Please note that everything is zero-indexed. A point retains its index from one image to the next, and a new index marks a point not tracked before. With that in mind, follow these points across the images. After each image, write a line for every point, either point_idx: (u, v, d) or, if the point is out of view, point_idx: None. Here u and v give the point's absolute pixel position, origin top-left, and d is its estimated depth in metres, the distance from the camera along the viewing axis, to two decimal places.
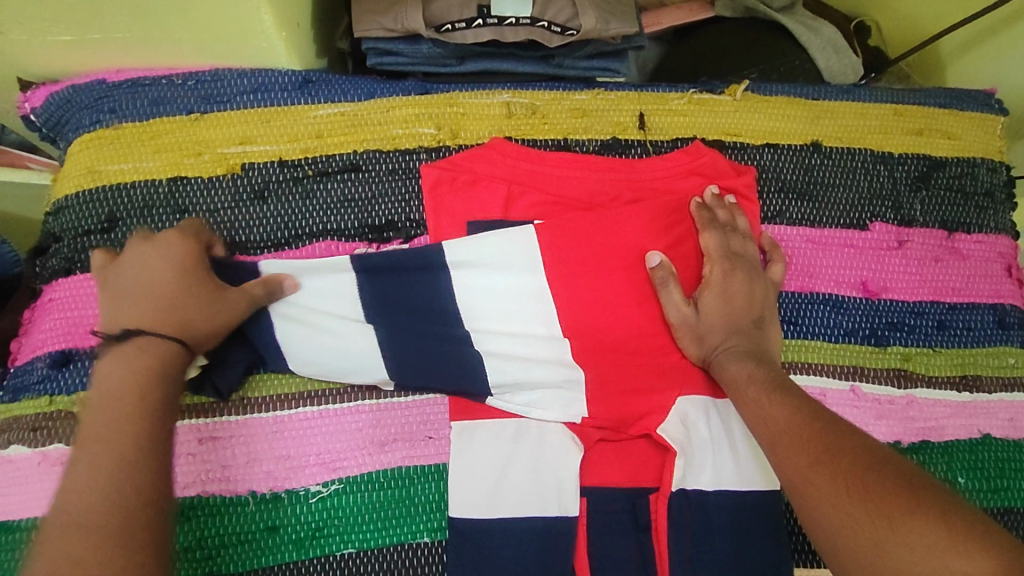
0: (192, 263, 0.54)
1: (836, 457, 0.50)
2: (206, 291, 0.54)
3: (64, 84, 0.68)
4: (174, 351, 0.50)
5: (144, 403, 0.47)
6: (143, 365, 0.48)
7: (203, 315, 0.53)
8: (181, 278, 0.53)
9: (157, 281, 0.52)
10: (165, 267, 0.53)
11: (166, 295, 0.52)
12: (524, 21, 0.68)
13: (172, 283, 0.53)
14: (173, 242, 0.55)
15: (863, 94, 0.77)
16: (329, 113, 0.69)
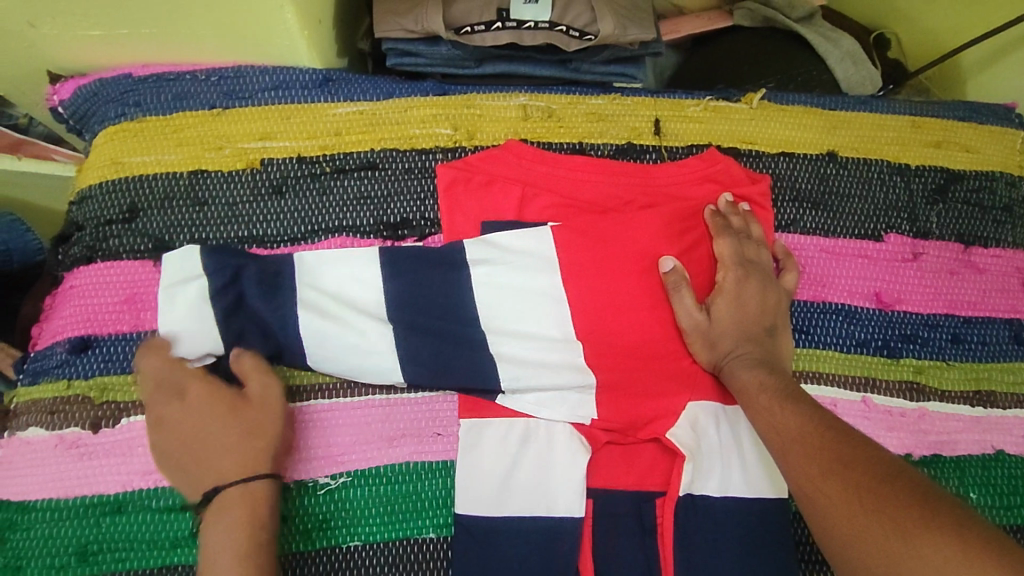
0: (216, 404, 0.55)
1: (850, 470, 0.49)
2: (245, 419, 0.55)
3: (92, 77, 0.70)
4: (253, 488, 0.53)
5: (251, 545, 0.51)
6: (234, 511, 0.51)
7: (258, 443, 0.54)
8: (218, 423, 0.54)
9: (201, 438, 0.54)
10: (201, 417, 0.55)
11: (217, 446, 0.54)
12: (542, 25, 0.69)
13: (214, 429, 0.54)
14: (196, 391, 0.56)
15: (881, 105, 0.77)
16: (348, 111, 0.70)
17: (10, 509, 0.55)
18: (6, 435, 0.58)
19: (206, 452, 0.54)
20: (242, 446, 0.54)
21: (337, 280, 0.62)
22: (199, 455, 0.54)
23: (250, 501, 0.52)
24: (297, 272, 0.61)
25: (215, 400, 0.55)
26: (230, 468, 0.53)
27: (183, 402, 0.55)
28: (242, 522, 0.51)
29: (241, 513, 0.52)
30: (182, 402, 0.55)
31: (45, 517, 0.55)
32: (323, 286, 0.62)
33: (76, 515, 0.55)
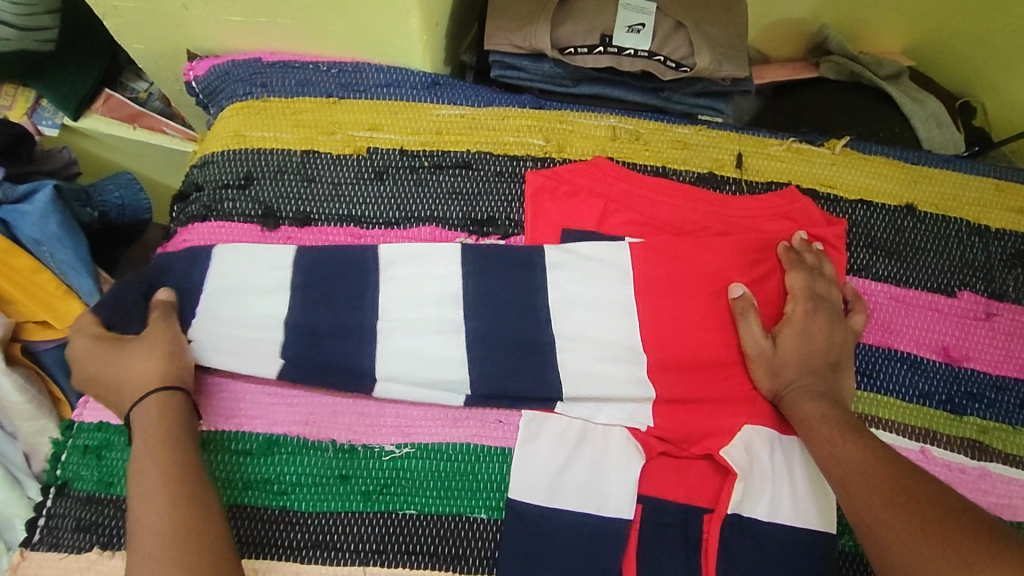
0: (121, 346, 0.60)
1: (912, 498, 0.51)
2: (144, 347, 0.59)
3: (226, 59, 0.77)
4: (145, 404, 0.57)
5: (163, 437, 0.55)
6: (149, 419, 0.56)
7: (156, 362, 0.58)
8: (118, 356, 0.59)
9: (112, 376, 0.59)
10: (99, 355, 0.60)
11: (120, 379, 0.58)
12: (642, 53, 0.73)
13: (121, 361, 0.59)
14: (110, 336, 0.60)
15: (964, 165, 0.78)
16: (450, 114, 0.75)
17: (110, 430, 0.61)
18: None
19: (114, 386, 0.58)
20: (136, 370, 0.58)
21: (416, 275, 0.66)
22: (113, 390, 0.58)
23: (149, 422, 0.56)
24: (378, 285, 0.65)
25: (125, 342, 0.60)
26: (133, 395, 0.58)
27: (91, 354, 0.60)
28: (147, 429, 0.55)
29: (149, 428, 0.56)
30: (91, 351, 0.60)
31: None
32: (401, 284, 0.65)
33: None
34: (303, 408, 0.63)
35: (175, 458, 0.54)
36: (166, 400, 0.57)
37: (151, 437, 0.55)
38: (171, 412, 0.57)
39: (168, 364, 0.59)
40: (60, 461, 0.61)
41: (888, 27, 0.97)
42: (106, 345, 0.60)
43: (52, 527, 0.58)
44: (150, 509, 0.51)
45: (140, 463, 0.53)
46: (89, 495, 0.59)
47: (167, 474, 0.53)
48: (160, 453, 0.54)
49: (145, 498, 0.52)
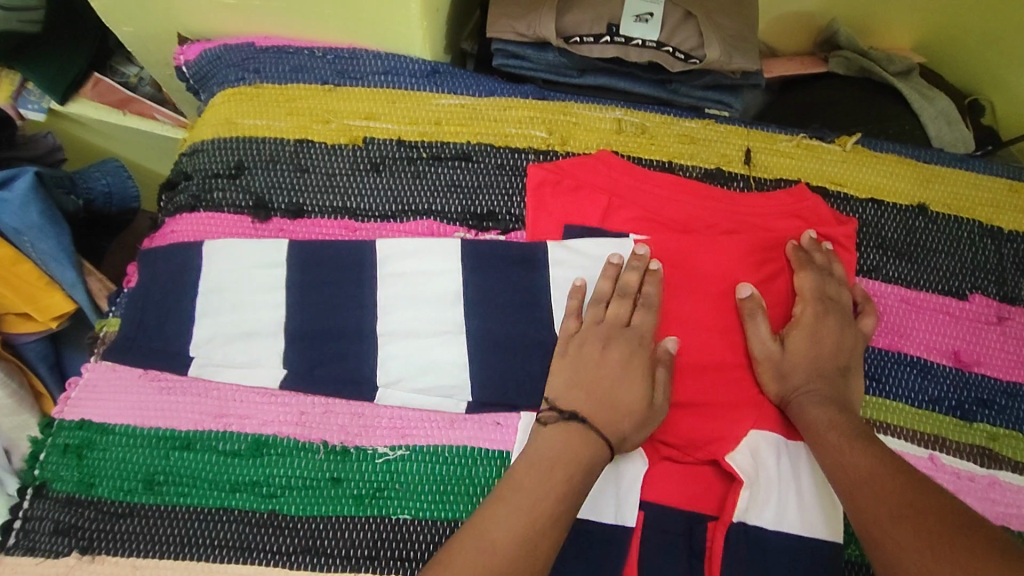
0: (624, 344, 0.60)
1: (921, 513, 0.49)
2: (620, 372, 0.59)
3: (217, 43, 0.74)
4: (574, 428, 0.56)
5: (570, 477, 0.53)
6: (557, 446, 0.55)
7: (631, 390, 0.58)
8: (612, 365, 0.59)
9: (602, 380, 0.59)
10: (612, 363, 0.59)
11: (618, 394, 0.58)
12: (649, 44, 0.70)
13: (606, 368, 0.59)
14: (618, 356, 0.59)
15: (977, 165, 0.76)
16: (451, 103, 0.72)
17: (91, 429, 0.61)
18: (93, 359, 0.64)
19: (614, 403, 0.58)
20: (653, 393, 0.59)
21: (411, 271, 0.64)
22: (590, 392, 0.58)
23: (563, 445, 0.55)
24: (377, 284, 0.63)
25: (634, 337, 0.60)
26: (588, 409, 0.57)
27: (603, 341, 0.60)
28: (564, 452, 0.55)
29: (550, 448, 0.55)
30: (599, 340, 0.60)
31: (122, 442, 0.60)
32: (404, 284, 0.63)
33: (148, 445, 0.60)
34: (294, 407, 0.61)
35: (559, 487, 0.52)
36: (580, 437, 0.56)
37: (549, 455, 0.54)
38: (586, 453, 0.55)
39: (641, 393, 0.58)
40: (38, 460, 0.60)
41: (898, 22, 0.95)
42: (608, 359, 0.59)
43: (28, 530, 0.58)
44: (502, 519, 0.50)
45: (532, 473, 0.53)
46: (68, 496, 0.59)
47: (543, 498, 0.51)
48: (544, 478, 0.53)
49: (502, 507, 0.51)
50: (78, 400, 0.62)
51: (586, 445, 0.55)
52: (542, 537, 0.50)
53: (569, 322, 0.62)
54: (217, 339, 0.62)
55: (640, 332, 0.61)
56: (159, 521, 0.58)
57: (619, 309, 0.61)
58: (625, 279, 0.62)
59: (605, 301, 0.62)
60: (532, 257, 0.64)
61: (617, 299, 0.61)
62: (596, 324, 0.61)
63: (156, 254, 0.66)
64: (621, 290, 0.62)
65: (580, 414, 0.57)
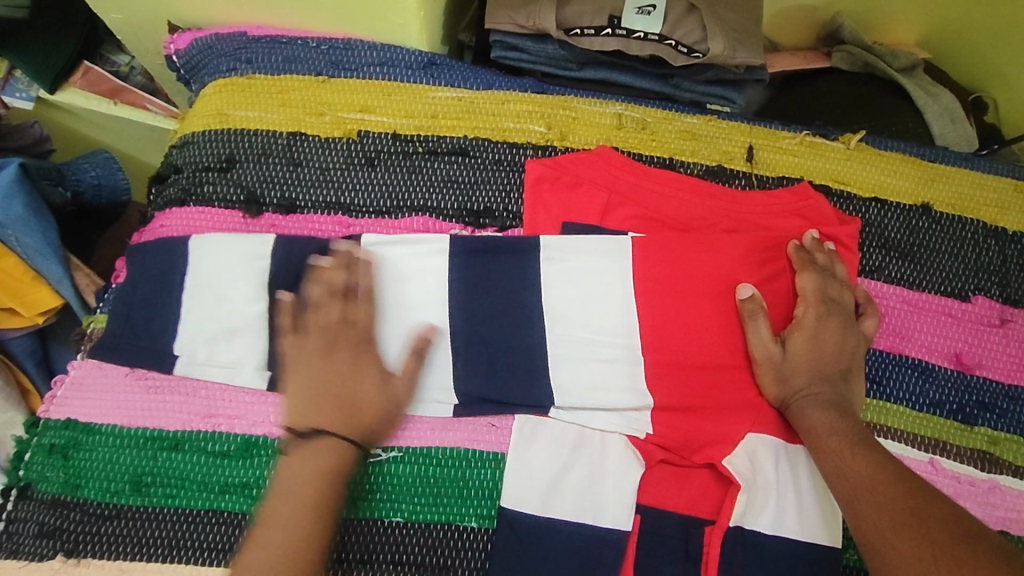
0: (348, 346, 0.58)
1: (923, 522, 0.48)
2: (336, 372, 0.57)
3: (209, 32, 0.72)
4: (320, 444, 0.54)
5: (322, 499, 0.52)
6: (308, 467, 0.53)
7: (372, 400, 0.57)
8: (330, 366, 0.57)
9: (335, 389, 0.56)
10: (328, 367, 0.57)
11: (352, 398, 0.57)
12: (652, 37, 0.69)
13: (327, 373, 0.57)
14: (332, 356, 0.57)
15: (982, 164, 0.75)
16: (448, 96, 0.70)
17: (77, 429, 0.59)
18: (81, 357, 0.62)
19: (341, 406, 0.56)
20: (395, 388, 0.58)
21: (405, 270, 0.62)
22: (318, 403, 0.56)
23: (309, 463, 0.53)
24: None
25: (356, 335, 0.59)
26: (324, 420, 0.55)
27: (325, 348, 0.58)
28: (312, 472, 0.53)
29: (296, 472, 0.53)
30: (321, 347, 0.58)
31: (107, 442, 0.59)
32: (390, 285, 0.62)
33: (136, 445, 0.59)
34: None
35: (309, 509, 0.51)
36: (328, 453, 0.54)
37: (297, 478, 0.53)
38: (345, 471, 0.54)
39: (371, 392, 0.57)
40: (23, 461, 0.59)
41: (904, 16, 0.93)
42: (332, 363, 0.57)
43: (12, 532, 0.57)
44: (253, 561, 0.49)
45: (280, 505, 0.51)
46: (53, 498, 0.58)
47: (300, 527, 0.50)
48: (296, 507, 0.51)
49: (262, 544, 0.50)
50: (65, 399, 0.60)
51: (333, 455, 0.54)
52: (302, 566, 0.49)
53: (289, 336, 0.59)
54: (205, 336, 0.61)
55: (361, 330, 0.59)
56: (146, 523, 0.57)
57: (334, 311, 0.59)
58: (335, 276, 0.60)
59: (320, 305, 0.59)
60: (526, 255, 0.63)
61: (339, 301, 0.59)
62: (319, 330, 0.58)
63: (143, 247, 0.64)
64: (340, 291, 0.59)
65: (325, 428, 0.55)
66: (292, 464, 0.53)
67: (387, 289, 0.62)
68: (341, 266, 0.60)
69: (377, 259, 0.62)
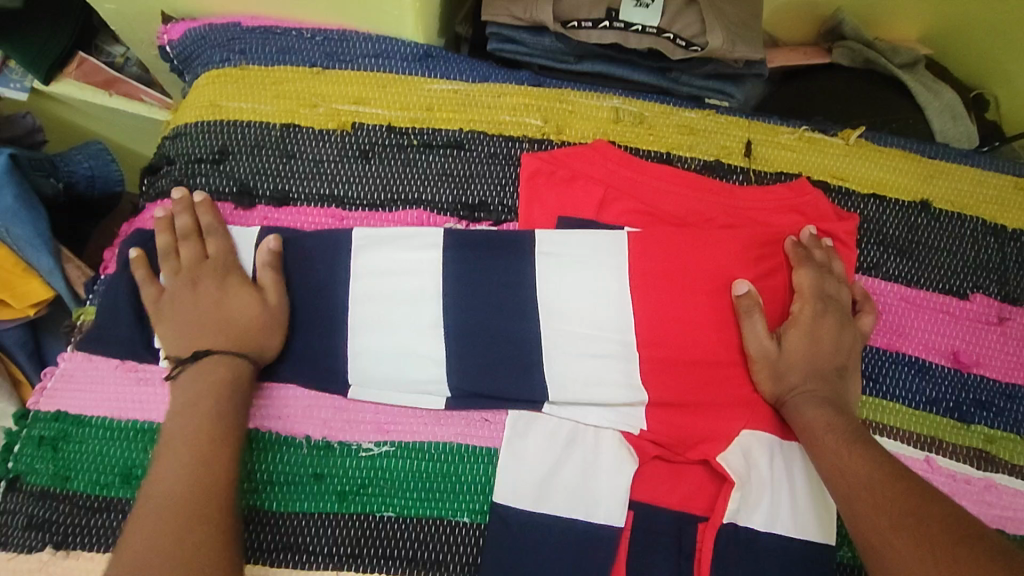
0: (207, 275, 0.60)
1: (922, 522, 0.48)
2: (200, 298, 0.59)
3: (202, 22, 0.72)
4: (207, 364, 0.56)
5: (221, 412, 0.54)
6: (199, 386, 0.55)
7: (245, 314, 0.59)
8: (191, 293, 0.59)
9: (206, 316, 0.58)
10: (192, 298, 0.59)
11: (213, 317, 0.58)
12: (650, 30, 0.68)
13: (196, 304, 0.59)
14: (194, 283, 0.59)
15: (982, 161, 0.74)
16: (444, 89, 0.70)
17: (67, 421, 0.59)
18: (71, 348, 0.62)
19: (209, 328, 0.58)
20: (268, 300, 0.60)
21: (400, 263, 0.62)
22: (189, 333, 0.58)
23: (197, 381, 0.55)
24: (351, 275, 0.62)
25: (217, 264, 0.60)
26: (199, 342, 0.57)
27: (190, 285, 0.59)
28: (208, 392, 0.55)
29: (186, 390, 0.55)
30: (187, 284, 0.59)
31: (95, 433, 0.59)
32: (381, 277, 0.62)
33: (127, 438, 0.58)
34: (276, 399, 0.60)
35: (210, 423, 0.54)
36: (217, 371, 0.56)
37: (190, 400, 0.54)
38: (239, 386, 0.56)
39: (236, 306, 0.59)
40: (12, 452, 0.59)
41: (906, 13, 0.92)
42: (201, 291, 0.59)
43: (1, 524, 0.56)
44: (168, 475, 0.51)
45: (180, 425, 0.53)
46: (42, 489, 0.57)
47: (205, 442, 0.53)
48: (199, 424, 0.53)
49: (169, 457, 0.52)
50: (55, 390, 0.60)
51: (223, 367, 0.56)
52: (214, 478, 0.52)
53: (150, 289, 0.60)
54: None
55: (220, 258, 0.61)
56: None
57: (189, 249, 0.61)
58: (178, 222, 0.62)
59: (173, 252, 0.61)
60: (519, 247, 0.63)
61: (187, 241, 0.61)
62: (174, 274, 0.60)
63: (132, 239, 0.64)
64: (182, 232, 0.61)
65: (211, 349, 0.57)
66: (187, 383, 0.55)
67: (337, 259, 0.62)
68: (182, 210, 0.62)
69: (366, 250, 0.62)
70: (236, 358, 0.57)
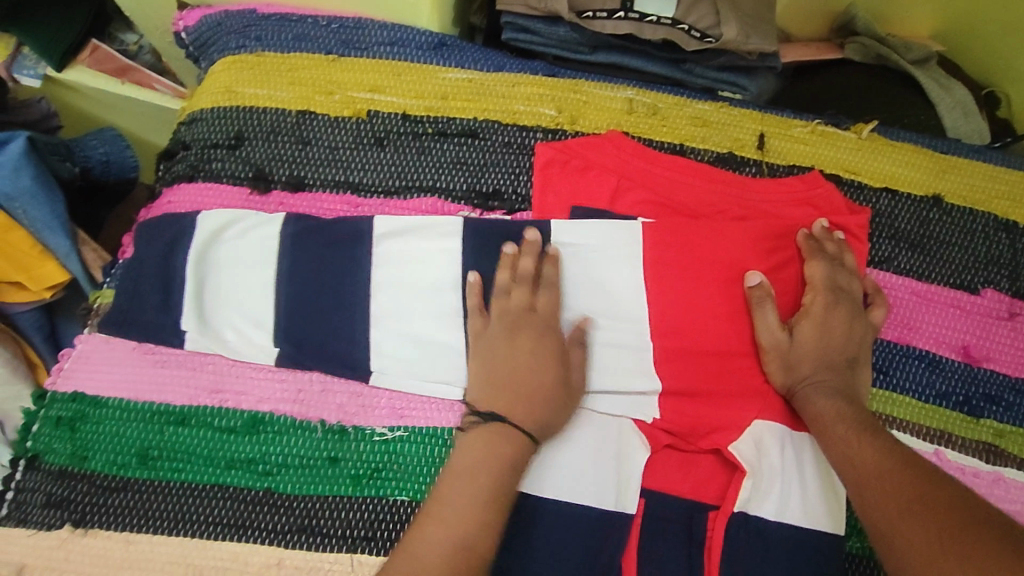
0: (534, 336, 0.58)
1: (931, 506, 0.48)
2: (522, 357, 0.57)
3: (218, 9, 0.72)
4: (500, 429, 0.54)
5: (500, 489, 0.51)
6: (480, 452, 0.53)
7: (544, 377, 0.56)
8: (524, 352, 0.57)
9: (519, 372, 0.56)
10: (524, 356, 0.57)
11: (523, 380, 0.56)
12: (664, 21, 0.68)
13: (509, 362, 0.56)
14: (516, 336, 0.57)
15: (995, 157, 0.74)
16: (459, 78, 0.70)
17: (84, 402, 0.60)
18: (88, 330, 0.63)
19: (524, 392, 0.56)
20: (567, 376, 0.58)
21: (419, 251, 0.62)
22: (502, 387, 0.56)
23: (487, 448, 0.53)
24: (372, 264, 0.61)
25: (541, 322, 0.58)
26: (505, 406, 0.55)
27: (508, 333, 0.58)
28: (491, 461, 0.52)
29: (475, 452, 0.53)
30: (501, 336, 0.58)
31: (113, 415, 0.59)
32: (400, 266, 0.61)
33: (142, 419, 0.59)
34: (292, 384, 0.60)
35: (488, 496, 0.51)
36: (495, 440, 0.53)
37: (472, 461, 0.52)
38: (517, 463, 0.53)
39: (552, 374, 0.57)
40: (31, 432, 0.60)
41: (918, 9, 0.93)
42: (524, 349, 0.57)
43: (20, 501, 0.57)
44: (434, 535, 0.48)
45: (459, 486, 0.51)
46: (61, 469, 0.58)
47: (475, 509, 0.50)
48: (472, 485, 0.51)
49: (435, 515, 0.50)
50: (71, 371, 0.61)
51: (515, 446, 0.53)
52: (469, 555, 0.48)
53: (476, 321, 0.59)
54: (213, 310, 0.61)
55: (545, 317, 0.59)
56: (152, 495, 0.57)
57: (520, 296, 0.59)
58: (524, 265, 0.60)
59: (507, 291, 0.59)
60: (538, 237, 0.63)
61: (520, 287, 0.59)
62: (502, 317, 0.58)
63: (150, 224, 0.65)
64: (521, 276, 0.59)
65: (502, 414, 0.55)
66: (471, 445, 0.53)
67: (359, 242, 0.62)
68: (527, 253, 0.60)
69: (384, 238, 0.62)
70: (524, 434, 0.54)
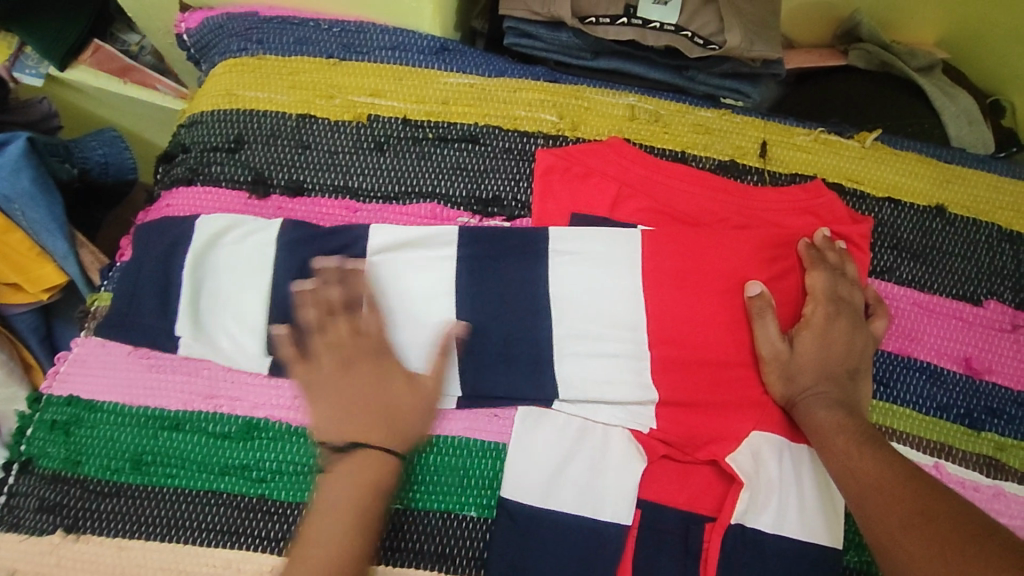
0: (370, 356, 0.57)
1: (935, 518, 0.47)
2: (353, 385, 0.55)
3: (221, 12, 0.72)
4: (362, 459, 0.52)
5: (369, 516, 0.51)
6: (351, 483, 0.51)
7: (401, 402, 0.56)
8: (361, 381, 0.55)
9: (358, 397, 0.55)
10: (342, 381, 0.55)
11: (365, 403, 0.54)
12: (668, 27, 0.68)
13: (357, 387, 0.55)
14: (346, 364, 0.56)
15: (999, 167, 0.74)
16: (460, 83, 0.70)
17: (79, 406, 0.60)
18: (85, 333, 0.63)
19: (377, 418, 0.54)
20: (424, 389, 0.57)
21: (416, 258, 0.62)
22: (354, 412, 0.54)
23: (351, 476, 0.52)
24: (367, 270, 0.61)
25: (371, 344, 0.57)
26: (361, 433, 0.53)
27: (343, 367, 0.56)
28: (354, 488, 0.51)
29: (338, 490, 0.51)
30: (336, 367, 0.56)
31: (107, 420, 0.59)
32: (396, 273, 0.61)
33: (138, 424, 0.59)
34: (287, 390, 0.60)
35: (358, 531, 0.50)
36: (360, 466, 0.52)
37: (337, 499, 0.50)
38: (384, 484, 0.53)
39: (381, 395, 0.55)
40: (25, 435, 0.59)
41: (924, 14, 0.92)
42: (350, 375, 0.55)
43: (13, 506, 0.57)
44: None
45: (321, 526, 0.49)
46: (54, 473, 0.58)
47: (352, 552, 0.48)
48: (344, 523, 0.50)
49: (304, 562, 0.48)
50: (67, 374, 0.61)
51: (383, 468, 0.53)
52: None
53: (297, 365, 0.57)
54: (211, 316, 0.61)
55: (374, 338, 0.58)
56: (144, 501, 0.57)
57: (346, 325, 0.57)
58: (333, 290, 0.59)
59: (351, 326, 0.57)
60: (535, 245, 0.62)
61: (365, 310, 0.59)
62: (331, 347, 0.56)
63: (148, 227, 0.64)
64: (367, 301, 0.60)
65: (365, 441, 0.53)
66: (331, 482, 0.51)
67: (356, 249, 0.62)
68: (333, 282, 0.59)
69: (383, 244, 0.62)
70: (388, 453, 0.53)
